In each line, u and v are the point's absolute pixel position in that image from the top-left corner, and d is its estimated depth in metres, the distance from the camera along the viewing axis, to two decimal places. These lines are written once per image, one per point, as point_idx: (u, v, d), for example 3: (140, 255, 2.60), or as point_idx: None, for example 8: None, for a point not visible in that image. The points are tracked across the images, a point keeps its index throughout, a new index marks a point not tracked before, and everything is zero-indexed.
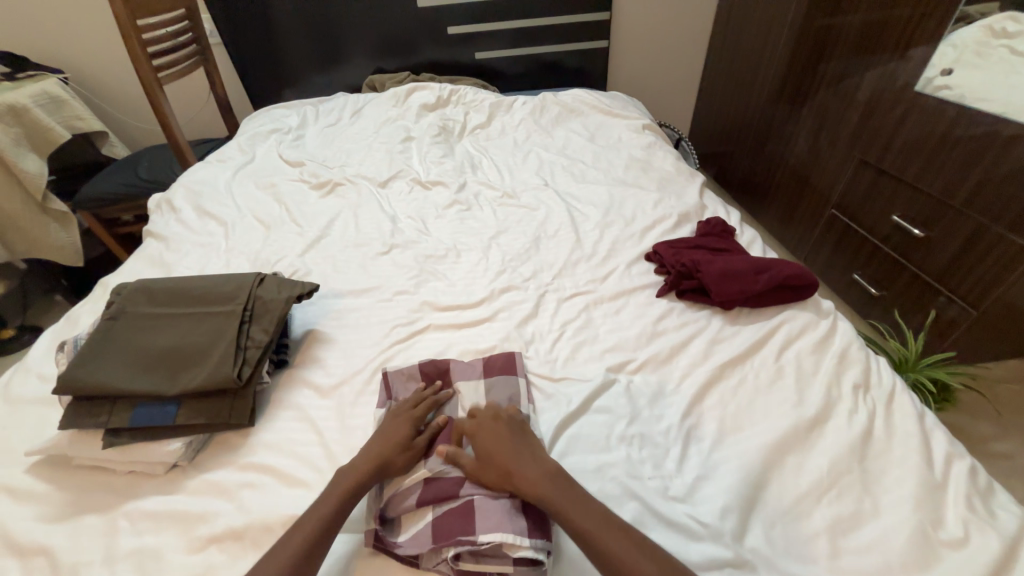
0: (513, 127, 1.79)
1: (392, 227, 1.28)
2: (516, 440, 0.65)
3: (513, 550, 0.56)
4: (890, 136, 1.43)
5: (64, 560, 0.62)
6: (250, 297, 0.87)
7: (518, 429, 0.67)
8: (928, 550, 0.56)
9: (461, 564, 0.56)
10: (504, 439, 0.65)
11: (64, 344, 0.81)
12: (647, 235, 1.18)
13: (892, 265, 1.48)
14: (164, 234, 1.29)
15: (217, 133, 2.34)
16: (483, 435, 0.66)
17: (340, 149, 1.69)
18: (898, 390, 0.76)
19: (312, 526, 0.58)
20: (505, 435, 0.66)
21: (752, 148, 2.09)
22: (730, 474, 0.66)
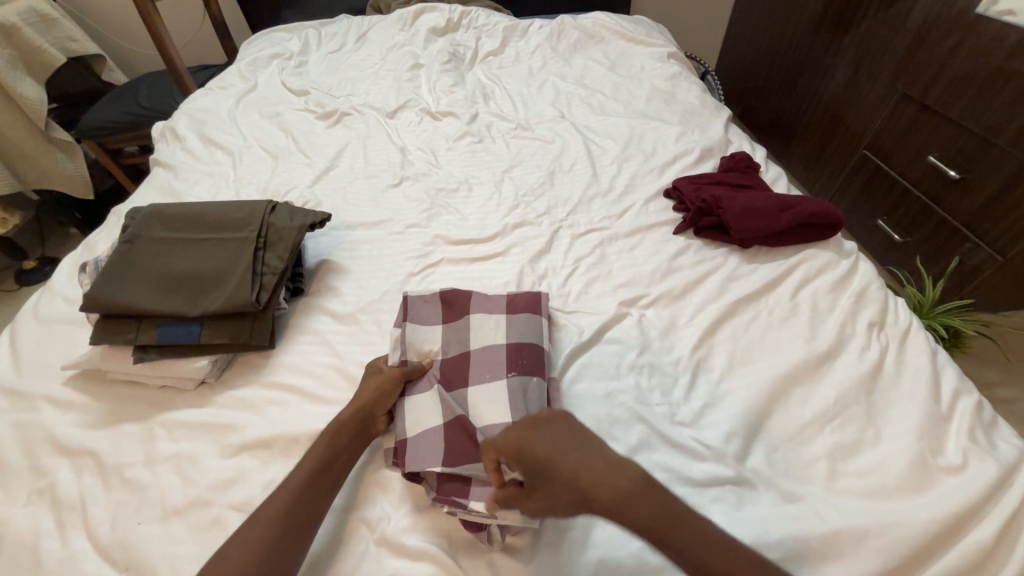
0: (528, 54, 1.67)
1: (402, 159, 1.24)
2: (578, 445, 0.52)
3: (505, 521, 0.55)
4: (940, 68, 1.31)
5: (109, 461, 0.67)
6: (264, 224, 0.86)
7: (569, 430, 0.54)
8: (925, 475, 0.58)
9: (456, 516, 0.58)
10: (564, 452, 0.52)
11: (85, 265, 0.82)
12: (667, 170, 1.14)
13: (920, 211, 1.42)
14: (171, 163, 1.27)
15: (216, 59, 2.22)
16: (534, 448, 0.52)
17: (346, 76, 1.60)
18: (914, 329, 0.75)
19: (311, 462, 0.59)
20: (572, 434, 0.54)
21: (784, 83, 1.95)
22: (736, 403, 0.68)
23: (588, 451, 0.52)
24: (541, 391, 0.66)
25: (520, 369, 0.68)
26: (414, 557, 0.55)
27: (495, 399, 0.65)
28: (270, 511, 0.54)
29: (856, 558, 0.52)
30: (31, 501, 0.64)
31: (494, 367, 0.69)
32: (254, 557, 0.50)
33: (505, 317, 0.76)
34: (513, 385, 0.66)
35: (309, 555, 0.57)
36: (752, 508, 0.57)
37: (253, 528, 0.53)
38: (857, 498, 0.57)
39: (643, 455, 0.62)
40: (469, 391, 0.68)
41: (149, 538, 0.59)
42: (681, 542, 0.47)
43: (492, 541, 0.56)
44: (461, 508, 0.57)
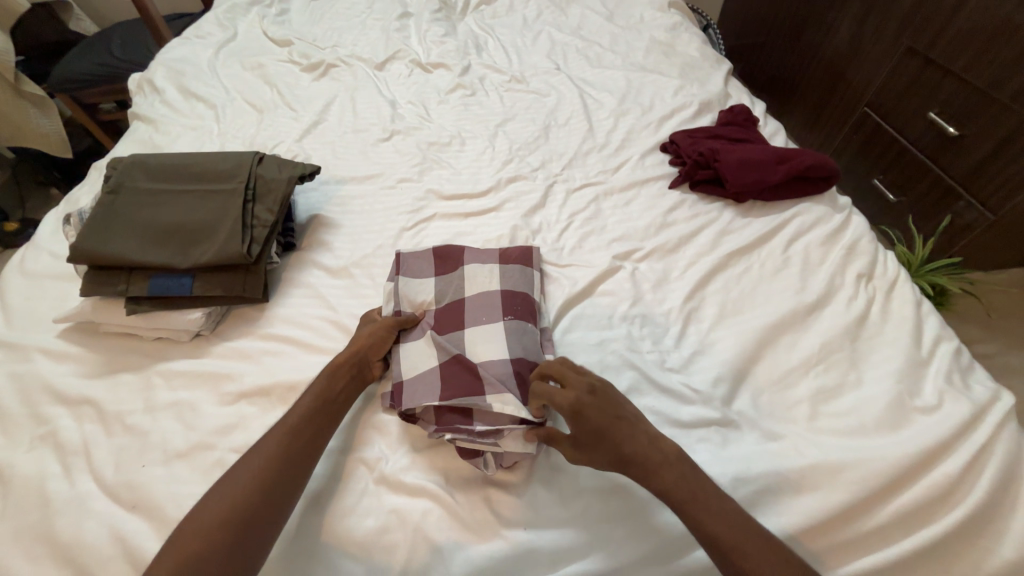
0: (523, 2, 1.59)
1: (392, 112, 1.20)
2: (626, 418, 0.55)
3: (507, 444, 0.59)
4: (947, 20, 1.27)
5: (109, 409, 0.68)
6: (252, 176, 0.84)
7: (617, 404, 0.56)
8: (902, 414, 0.60)
9: (458, 444, 0.60)
10: (617, 420, 0.54)
11: (68, 217, 0.80)
12: (665, 124, 1.11)
13: (917, 169, 1.41)
14: (151, 116, 1.22)
15: (192, 8, 2.10)
16: (592, 414, 0.54)
17: (330, 26, 1.52)
18: (902, 280, 0.76)
19: (308, 403, 0.60)
20: (622, 407, 0.56)
21: (787, 37, 1.88)
22: (724, 350, 0.69)
23: (633, 425, 0.55)
24: (536, 338, 0.68)
25: (516, 313, 0.70)
26: (411, 493, 0.58)
27: (490, 342, 0.67)
28: (268, 446, 0.56)
29: (832, 489, 0.55)
30: (34, 446, 0.65)
31: (490, 311, 0.70)
32: (254, 487, 0.52)
33: (500, 270, 0.76)
34: (510, 328, 0.68)
35: (310, 490, 0.59)
36: (735, 446, 0.60)
37: (254, 461, 0.55)
38: (836, 436, 0.60)
39: (633, 398, 0.64)
40: (463, 337, 0.68)
41: (154, 479, 0.61)
42: (707, 514, 0.49)
43: (488, 467, 0.59)
44: (464, 435, 0.59)
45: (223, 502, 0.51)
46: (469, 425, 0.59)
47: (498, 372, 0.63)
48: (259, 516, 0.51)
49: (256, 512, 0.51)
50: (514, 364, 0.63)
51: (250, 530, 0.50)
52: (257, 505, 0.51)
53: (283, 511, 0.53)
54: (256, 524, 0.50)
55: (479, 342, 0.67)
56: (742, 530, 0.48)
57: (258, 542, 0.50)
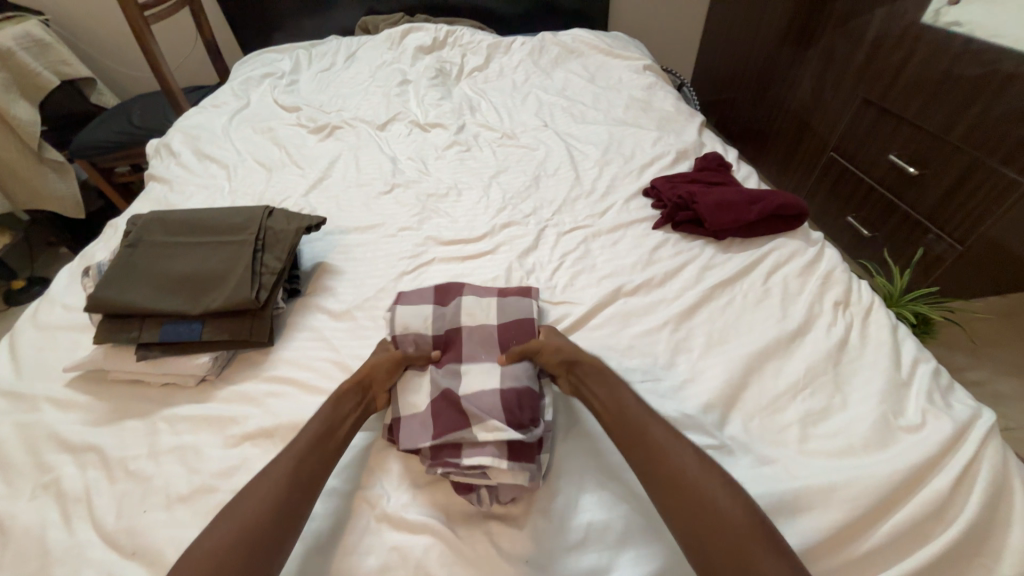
0: (512, 68, 1.75)
1: (393, 168, 1.29)
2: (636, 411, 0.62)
3: (498, 476, 0.59)
4: (895, 73, 1.41)
5: (113, 455, 0.69)
6: (262, 228, 0.90)
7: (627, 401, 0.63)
8: (887, 433, 0.63)
9: (451, 478, 0.61)
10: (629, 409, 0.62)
11: (88, 270, 0.85)
12: (646, 171, 1.20)
13: (885, 206, 1.50)
14: (167, 177, 1.30)
15: (207, 81, 2.28)
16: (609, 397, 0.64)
17: (337, 93, 1.66)
18: (876, 306, 0.81)
19: (314, 429, 0.62)
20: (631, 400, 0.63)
21: (755, 93, 2.05)
22: (714, 378, 0.72)
23: (613, 386, 0.66)
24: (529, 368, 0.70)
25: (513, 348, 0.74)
26: (415, 530, 0.58)
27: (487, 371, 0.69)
28: (277, 472, 0.57)
29: (827, 508, 0.56)
30: (35, 495, 0.65)
31: (488, 346, 0.75)
32: (261, 513, 0.53)
33: (498, 305, 0.80)
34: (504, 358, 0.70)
35: (312, 531, 0.59)
36: (730, 471, 0.61)
37: (261, 487, 0.56)
38: (826, 458, 0.62)
39: None
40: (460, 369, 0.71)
41: (154, 524, 0.61)
42: (690, 494, 0.53)
43: (482, 503, 0.60)
44: (454, 468, 0.60)
45: (230, 529, 0.52)
46: (457, 457, 0.60)
47: (486, 404, 0.64)
48: (268, 538, 0.51)
49: (265, 535, 0.51)
50: (502, 393, 0.65)
51: (258, 552, 0.50)
52: (266, 526, 0.52)
53: (287, 542, 0.53)
54: (260, 550, 0.50)
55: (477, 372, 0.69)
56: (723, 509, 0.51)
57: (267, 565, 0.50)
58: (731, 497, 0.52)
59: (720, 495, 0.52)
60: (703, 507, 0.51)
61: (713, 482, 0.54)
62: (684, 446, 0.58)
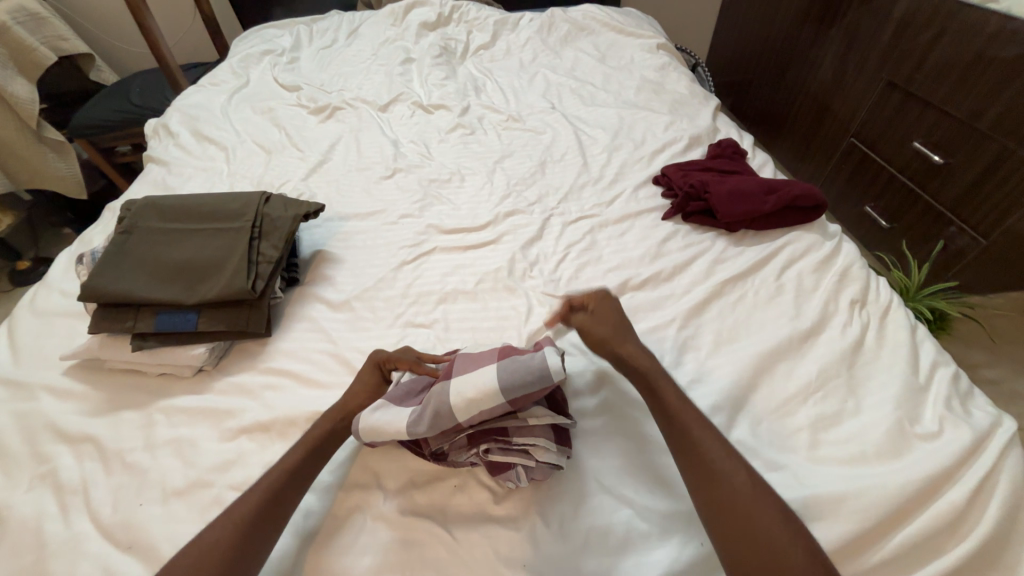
0: (520, 46, 1.68)
1: (394, 151, 1.25)
2: (690, 414, 0.58)
3: (543, 455, 0.58)
4: (923, 55, 1.33)
5: (110, 446, 0.68)
6: (259, 215, 0.87)
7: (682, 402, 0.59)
8: (902, 441, 0.60)
9: (491, 458, 0.58)
10: (682, 410, 0.58)
11: (82, 257, 0.83)
12: (657, 158, 1.16)
13: (906, 196, 1.44)
14: (165, 159, 1.27)
15: (207, 58, 2.23)
16: (667, 396, 0.60)
17: (338, 72, 1.61)
18: (894, 305, 0.77)
19: (322, 427, 0.64)
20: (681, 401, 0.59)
21: (773, 74, 1.97)
22: (723, 377, 0.70)
23: (666, 386, 0.61)
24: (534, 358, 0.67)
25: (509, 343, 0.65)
26: (409, 526, 0.57)
27: None
28: (241, 508, 0.54)
29: (836, 519, 0.54)
30: (33, 486, 0.65)
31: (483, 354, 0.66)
32: (224, 553, 0.50)
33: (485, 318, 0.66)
34: None
35: (302, 527, 0.59)
36: None
37: (222, 525, 0.53)
38: (838, 465, 0.60)
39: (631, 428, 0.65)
40: None
41: (150, 518, 0.61)
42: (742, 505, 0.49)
43: (519, 480, 0.59)
44: (500, 446, 0.58)
45: (205, 549, 0.51)
46: (503, 434, 0.58)
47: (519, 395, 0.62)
48: (263, 526, 0.53)
49: (259, 523, 0.54)
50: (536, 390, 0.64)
51: (251, 539, 0.52)
52: (261, 513, 0.54)
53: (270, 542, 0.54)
54: (252, 537, 0.52)
55: None
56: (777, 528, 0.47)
57: (256, 552, 0.52)
58: (776, 513, 0.49)
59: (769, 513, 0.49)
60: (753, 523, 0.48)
61: (765, 498, 0.50)
62: (728, 454, 0.54)
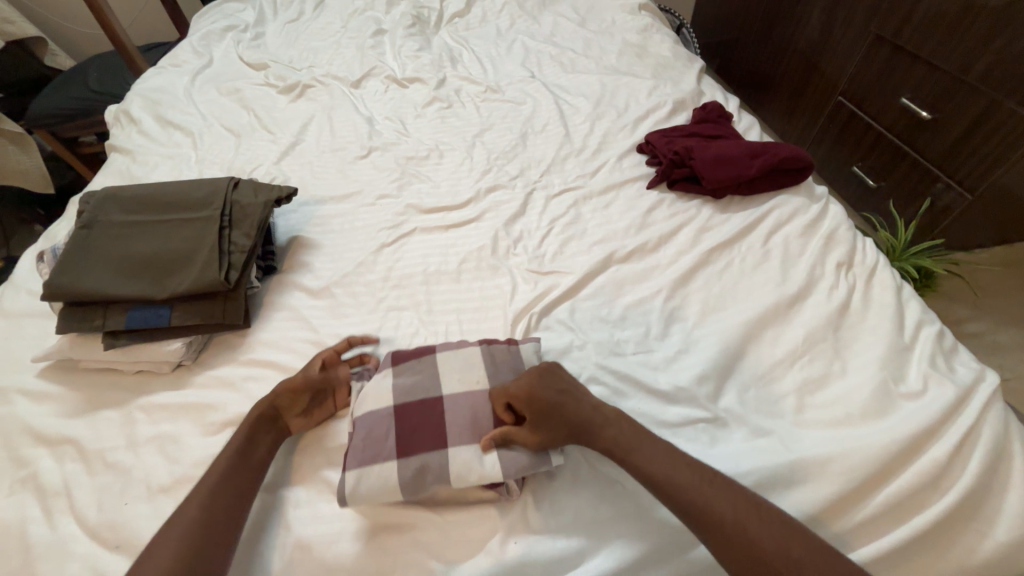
0: (496, 13, 1.60)
1: (369, 129, 1.20)
2: (653, 445, 0.54)
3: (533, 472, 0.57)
4: (912, 6, 1.29)
5: (91, 447, 0.67)
6: (227, 202, 0.84)
7: (640, 432, 0.56)
8: (887, 401, 0.60)
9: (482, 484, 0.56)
10: (638, 448, 0.54)
11: (44, 254, 0.80)
12: (641, 125, 1.12)
13: (894, 154, 1.42)
14: (128, 147, 1.21)
15: (168, 37, 2.11)
16: (620, 433, 0.56)
17: (306, 47, 1.53)
18: (880, 266, 0.77)
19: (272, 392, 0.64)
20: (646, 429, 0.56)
21: (759, 34, 1.90)
22: (710, 346, 0.69)
23: (623, 421, 0.57)
24: (513, 360, 0.65)
25: (491, 363, 0.64)
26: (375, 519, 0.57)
27: (468, 367, 0.64)
28: (193, 502, 0.53)
29: (821, 481, 0.55)
30: (14, 490, 0.64)
31: (463, 366, 0.64)
32: (175, 550, 0.49)
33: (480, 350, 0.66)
34: (491, 355, 0.65)
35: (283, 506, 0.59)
36: (723, 444, 0.60)
37: (178, 520, 0.52)
38: (823, 427, 0.60)
39: (619, 402, 0.64)
40: (437, 369, 0.65)
41: (137, 517, 0.60)
42: (744, 531, 0.47)
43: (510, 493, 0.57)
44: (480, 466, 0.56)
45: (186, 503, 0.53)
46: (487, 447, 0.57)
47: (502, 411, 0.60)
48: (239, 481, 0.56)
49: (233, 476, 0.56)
50: None
51: (232, 488, 0.55)
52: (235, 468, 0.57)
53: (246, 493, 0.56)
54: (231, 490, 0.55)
55: (463, 366, 0.64)
56: (797, 547, 0.46)
57: (235, 501, 0.55)
58: (784, 527, 0.48)
59: (771, 531, 0.47)
60: (761, 552, 0.46)
61: (764, 517, 0.48)
62: (713, 480, 0.51)
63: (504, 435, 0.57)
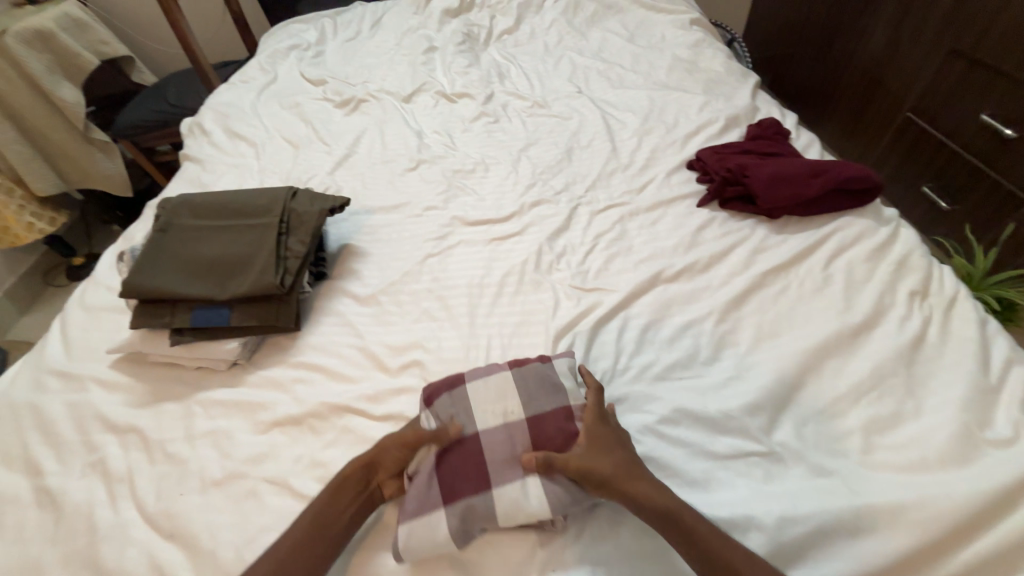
0: (544, 29, 1.63)
1: (418, 143, 1.24)
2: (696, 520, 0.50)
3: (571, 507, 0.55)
4: (993, 17, 1.20)
5: (154, 437, 0.71)
6: (286, 210, 0.88)
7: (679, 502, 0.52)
8: (970, 448, 0.55)
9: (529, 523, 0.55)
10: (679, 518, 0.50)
11: (123, 254, 0.87)
12: (691, 141, 1.09)
13: (971, 174, 1.31)
14: (199, 157, 1.31)
15: (238, 55, 2.28)
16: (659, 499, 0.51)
17: (362, 64, 1.60)
18: (960, 297, 0.71)
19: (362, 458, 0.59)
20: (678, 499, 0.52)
21: (817, 47, 1.83)
22: (765, 374, 0.65)
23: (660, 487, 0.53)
24: (549, 384, 0.63)
25: (525, 386, 0.62)
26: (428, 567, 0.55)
27: (503, 394, 0.62)
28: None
29: (892, 532, 0.50)
30: (85, 473, 0.68)
31: (497, 391, 0.62)
32: None
33: (512, 373, 0.64)
34: (524, 379, 0.63)
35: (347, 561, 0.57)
36: (779, 481, 0.56)
37: None
38: (894, 471, 0.55)
39: (666, 428, 0.61)
40: (469, 397, 0.63)
41: (191, 507, 0.63)
42: None
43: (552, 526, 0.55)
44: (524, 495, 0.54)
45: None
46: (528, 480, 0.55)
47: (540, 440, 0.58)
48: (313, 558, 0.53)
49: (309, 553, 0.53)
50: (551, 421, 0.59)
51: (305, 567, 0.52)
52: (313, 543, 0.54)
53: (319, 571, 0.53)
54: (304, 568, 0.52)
55: (496, 394, 0.62)
56: None
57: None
58: None
59: None
60: None
61: None
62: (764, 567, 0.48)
63: (544, 460, 0.54)
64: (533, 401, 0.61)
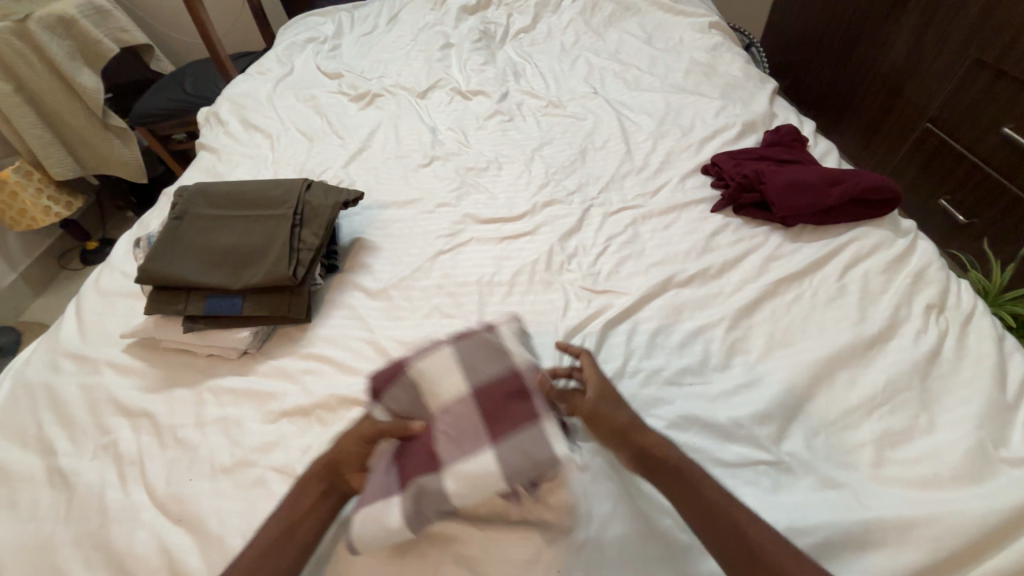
0: (560, 29, 1.62)
1: (432, 139, 1.24)
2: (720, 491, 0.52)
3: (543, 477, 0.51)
4: (1019, 29, 1.18)
5: (164, 422, 0.72)
6: (300, 202, 0.89)
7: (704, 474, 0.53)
8: (985, 466, 0.54)
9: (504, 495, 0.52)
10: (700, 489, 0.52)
11: (140, 241, 0.88)
12: (707, 146, 1.09)
13: (991, 187, 1.29)
14: (215, 146, 1.32)
15: (255, 47, 2.29)
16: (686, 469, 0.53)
17: (378, 58, 1.61)
18: (978, 312, 0.70)
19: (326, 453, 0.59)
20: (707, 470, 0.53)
21: (836, 55, 1.81)
22: (776, 383, 0.65)
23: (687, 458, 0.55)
24: (491, 351, 0.58)
25: (465, 357, 0.58)
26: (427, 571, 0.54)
27: (444, 371, 0.58)
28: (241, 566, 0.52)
29: (902, 547, 0.50)
30: (97, 455, 0.69)
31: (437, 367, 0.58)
32: None
33: (451, 345, 0.59)
34: (464, 350, 0.59)
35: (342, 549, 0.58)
36: (788, 491, 0.55)
37: None
38: (905, 486, 0.55)
39: (674, 433, 0.61)
40: (412, 382, 0.59)
41: (199, 493, 0.64)
42: None
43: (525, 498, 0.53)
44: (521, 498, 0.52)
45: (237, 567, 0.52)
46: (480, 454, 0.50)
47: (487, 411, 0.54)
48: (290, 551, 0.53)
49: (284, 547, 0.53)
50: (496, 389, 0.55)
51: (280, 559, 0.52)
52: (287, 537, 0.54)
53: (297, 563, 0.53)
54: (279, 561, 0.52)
55: (437, 373, 0.58)
56: None
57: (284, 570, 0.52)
58: None
59: None
60: None
61: None
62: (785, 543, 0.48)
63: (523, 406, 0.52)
64: (475, 370, 0.56)
